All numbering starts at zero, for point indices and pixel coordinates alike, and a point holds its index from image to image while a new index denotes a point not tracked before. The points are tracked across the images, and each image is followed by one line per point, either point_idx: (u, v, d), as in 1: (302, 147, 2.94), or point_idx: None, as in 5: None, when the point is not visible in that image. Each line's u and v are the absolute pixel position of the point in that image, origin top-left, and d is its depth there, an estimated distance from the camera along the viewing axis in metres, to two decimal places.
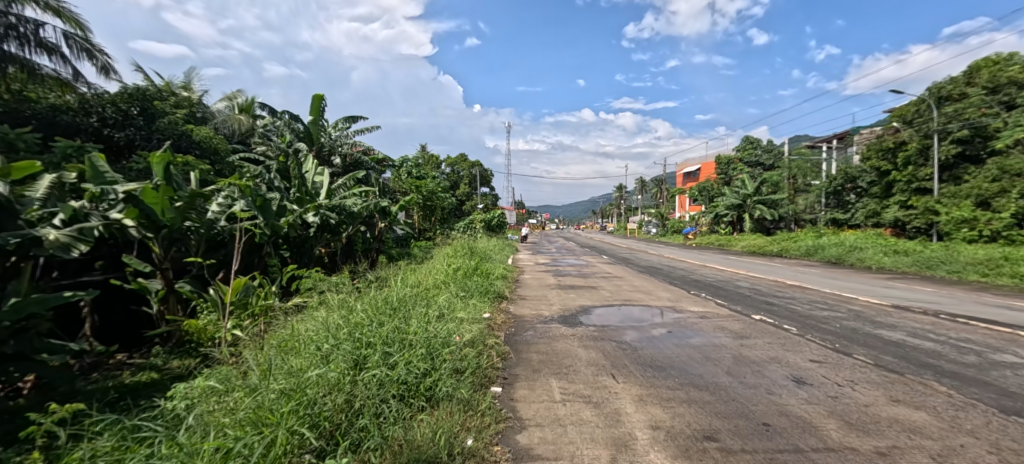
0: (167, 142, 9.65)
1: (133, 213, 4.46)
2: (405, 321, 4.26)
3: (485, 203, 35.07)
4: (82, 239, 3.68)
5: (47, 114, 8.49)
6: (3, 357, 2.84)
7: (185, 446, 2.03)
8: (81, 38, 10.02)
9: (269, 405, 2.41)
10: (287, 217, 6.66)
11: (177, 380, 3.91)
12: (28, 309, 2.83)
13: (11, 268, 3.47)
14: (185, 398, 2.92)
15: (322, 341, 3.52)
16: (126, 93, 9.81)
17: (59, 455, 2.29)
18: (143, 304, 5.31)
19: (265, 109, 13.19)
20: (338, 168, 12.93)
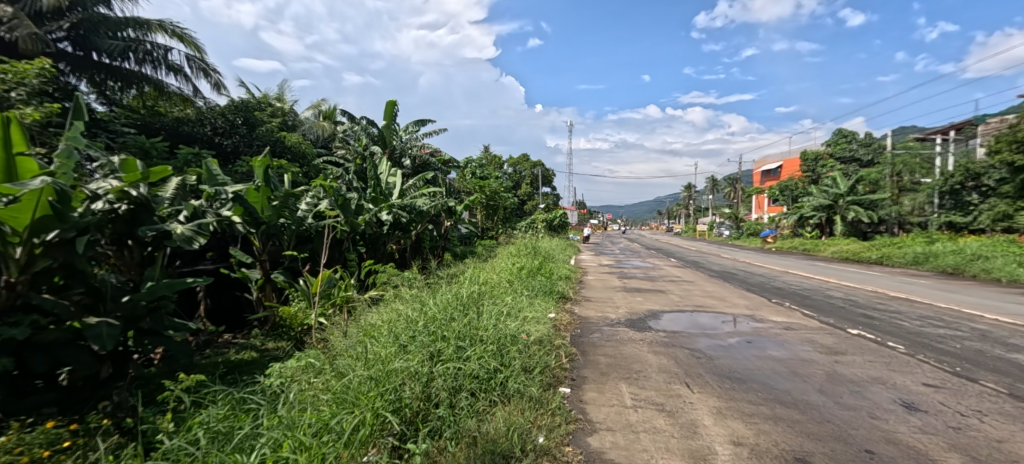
0: (265, 148, 10.74)
1: (239, 211, 5.04)
2: (476, 317, 4.39)
3: (547, 203, 34.91)
4: (200, 232, 4.17)
5: (173, 126, 9.97)
6: (142, 332, 3.34)
7: (286, 418, 2.29)
8: (200, 59, 11.43)
9: (357, 387, 2.64)
10: (364, 215, 7.14)
11: (273, 360, 4.35)
12: (162, 292, 3.31)
13: (147, 257, 4.09)
14: (283, 376, 3.24)
15: (401, 331, 3.74)
16: (233, 105, 10.85)
17: (187, 417, 2.66)
18: (246, 291, 5.95)
19: (345, 115, 14.10)
20: (408, 169, 13.54)
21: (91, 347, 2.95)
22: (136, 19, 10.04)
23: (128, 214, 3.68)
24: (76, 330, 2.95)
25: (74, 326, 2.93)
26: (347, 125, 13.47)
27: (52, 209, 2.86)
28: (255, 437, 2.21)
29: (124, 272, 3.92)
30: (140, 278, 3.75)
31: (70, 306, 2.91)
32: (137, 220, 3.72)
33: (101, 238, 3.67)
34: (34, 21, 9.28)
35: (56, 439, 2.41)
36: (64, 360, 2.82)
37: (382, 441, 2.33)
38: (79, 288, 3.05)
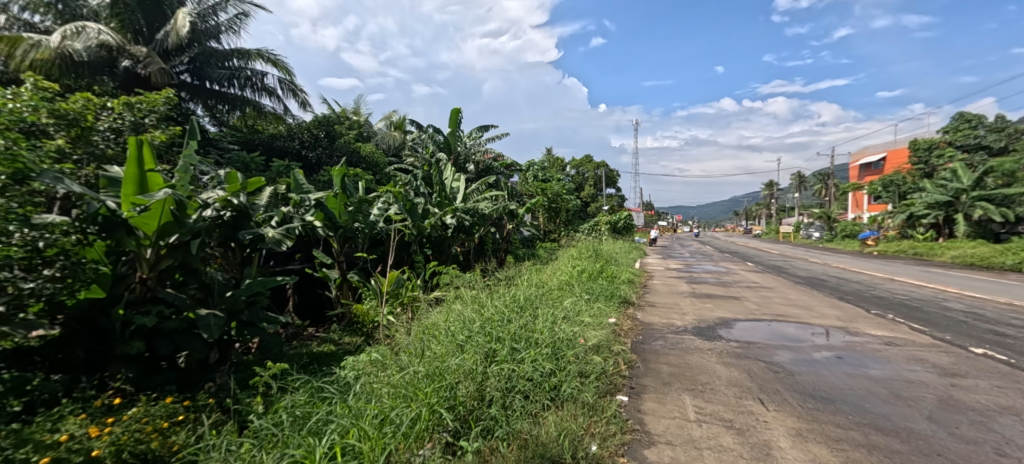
0: (342, 158, 11.52)
1: (320, 216, 5.42)
2: (532, 319, 4.33)
3: (612, 204, 34.03)
4: (287, 235, 4.59)
5: (268, 141, 11.09)
6: (242, 323, 4.01)
7: (354, 408, 2.50)
8: (289, 81, 12.55)
9: (415, 382, 2.76)
10: (430, 219, 7.37)
11: (347, 353, 4.63)
12: (256, 289, 3.97)
13: (243, 257, 4.59)
14: (353, 369, 3.42)
15: (459, 331, 3.79)
16: (316, 120, 11.70)
17: (272, 401, 2.96)
18: (326, 289, 6.39)
19: (413, 124, 14.72)
20: (471, 174, 13.82)
21: (200, 335, 3.68)
22: (240, 49, 11.23)
23: (231, 220, 4.17)
24: (191, 320, 3.68)
25: (189, 317, 3.65)
26: (415, 133, 14.01)
27: (174, 217, 3.50)
28: (327, 424, 2.47)
29: (229, 270, 4.48)
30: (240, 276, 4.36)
31: (186, 300, 3.63)
32: (237, 225, 4.20)
33: (211, 240, 4.22)
34: (163, 57, 10.71)
35: (172, 413, 2.82)
36: (181, 344, 3.60)
37: (438, 437, 2.41)
38: (194, 283, 3.78)
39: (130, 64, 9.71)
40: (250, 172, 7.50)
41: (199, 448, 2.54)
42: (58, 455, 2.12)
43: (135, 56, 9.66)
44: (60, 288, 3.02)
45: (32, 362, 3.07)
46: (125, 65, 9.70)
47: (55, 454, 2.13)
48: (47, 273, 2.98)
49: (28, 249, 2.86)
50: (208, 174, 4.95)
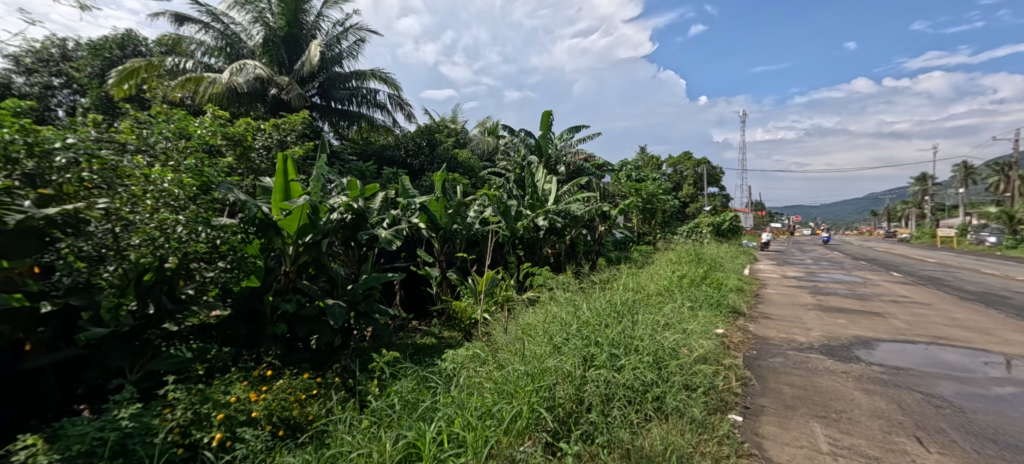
0: (442, 165, 12.25)
1: (424, 219, 5.81)
2: (631, 325, 4.15)
3: (715, 204, 31.48)
4: (396, 236, 5.01)
5: (379, 151, 12.28)
6: (360, 313, 4.46)
7: (458, 400, 2.67)
8: (397, 96, 13.70)
9: (516, 380, 2.83)
10: (523, 221, 7.50)
11: (447, 347, 4.90)
12: (371, 283, 4.42)
13: (360, 254, 5.15)
14: (455, 361, 3.61)
15: (556, 332, 3.78)
16: (420, 130, 12.56)
17: (387, 385, 3.27)
18: (427, 285, 6.87)
19: (506, 128, 15.11)
20: (562, 176, 13.78)
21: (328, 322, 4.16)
22: (357, 71, 12.56)
23: (352, 222, 4.68)
24: (321, 308, 4.20)
25: (320, 305, 4.16)
26: (508, 138, 14.33)
27: (310, 218, 4.03)
28: (434, 411, 2.66)
29: (349, 266, 5.09)
30: (358, 272, 4.88)
31: (318, 291, 4.15)
32: (355, 227, 4.71)
33: (336, 240, 4.79)
34: (299, 84, 12.35)
35: (308, 387, 3.23)
36: (314, 329, 4.10)
37: (538, 435, 2.45)
38: (323, 276, 4.31)
39: (277, 91, 11.33)
40: (365, 179, 8.33)
41: (327, 420, 2.88)
42: (229, 414, 2.62)
43: (281, 84, 11.15)
44: (229, 277, 3.83)
45: (211, 337, 3.77)
46: (273, 93, 11.37)
47: (227, 411, 2.64)
48: (222, 264, 3.81)
49: (209, 245, 3.67)
50: (334, 182, 5.66)
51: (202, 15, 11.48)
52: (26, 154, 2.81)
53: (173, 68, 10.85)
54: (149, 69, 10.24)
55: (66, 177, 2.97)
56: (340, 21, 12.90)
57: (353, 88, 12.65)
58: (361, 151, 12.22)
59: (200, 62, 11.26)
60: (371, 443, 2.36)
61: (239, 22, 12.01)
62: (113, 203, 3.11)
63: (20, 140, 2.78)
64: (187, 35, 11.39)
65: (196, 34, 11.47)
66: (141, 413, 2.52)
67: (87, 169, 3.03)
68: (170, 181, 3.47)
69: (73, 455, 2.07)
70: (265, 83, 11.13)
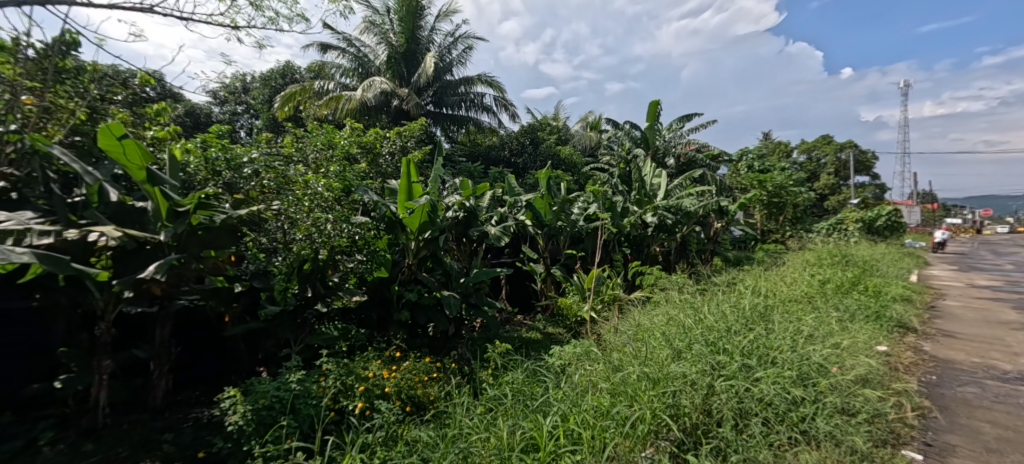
0: (545, 163, 12.33)
1: (530, 215, 5.92)
2: (765, 333, 3.70)
3: (862, 196, 26.80)
4: (504, 233, 5.16)
5: (487, 152, 12.81)
6: (470, 304, 4.79)
7: (571, 396, 2.68)
8: (503, 97, 14.15)
9: (636, 383, 2.72)
10: (630, 217, 7.19)
11: (554, 343, 4.92)
12: (482, 277, 4.68)
13: (470, 249, 5.45)
14: (563, 358, 3.61)
15: (675, 336, 3.56)
16: (524, 129, 12.82)
17: (500, 375, 3.40)
18: (532, 281, 6.99)
19: (611, 122, 14.66)
20: (672, 169, 12.94)
21: (443, 311, 4.49)
22: (466, 77, 13.31)
23: (464, 220, 4.97)
24: (438, 298, 4.55)
25: (437, 295, 4.52)
26: (611, 132, 13.90)
27: (429, 216, 4.33)
28: (548, 405, 2.69)
29: (461, 260, 5.40)
30: (469, 267, 5.15)
31: (435, 282, 4.53)
32: (467, 224, 4.99)
33: (450, 237, 5.14)
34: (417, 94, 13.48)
35: (430, 370, 3.43)
36: (432, 317, 4.47)
37: (661, 443, 2.29)
38: (439, 270, 4.68)
39: (399, 103, 12.51)
40: (473, 179, 8.77)
41: (446, 402, 3.02)
42: (368, 386, 2.96)
43: (401, 96, 12.31)
44: (368, 267, 4.09)
45: (350, 318, 4.35)
46: (396, 104, 12.50)
47: (366, 384, 2.98)
48: (360, 257, 4.07)
49: (349, 239, 3.94)
50: (447, 182, 6.02)
51: (341, 42, 13.04)
52: (224, 167, 3.82)
53: (320, 90, 12.45)
54: (302, 92, 12.05)
55: (251, 184, 3.87)
56: (451, 32, 13.74)
57: (462, 93, 13.45)
58: (470, 152, 12.85)
59: (339, 82, 12.83)
60: (489, 429, 2.47)
61: (368, 44, 13.46)
62: (284, 206, 3.65)
63: (221, 156, 3.80)
64: (330, 61, 12.99)
65: (336, 59, 13.06)
66: (305, 378, 2.98)
67: (263, 177, 3.87)
68: (321, 185, 3.88)
69: (260, 407, 2.60)
70: (388, 96, 12.28)
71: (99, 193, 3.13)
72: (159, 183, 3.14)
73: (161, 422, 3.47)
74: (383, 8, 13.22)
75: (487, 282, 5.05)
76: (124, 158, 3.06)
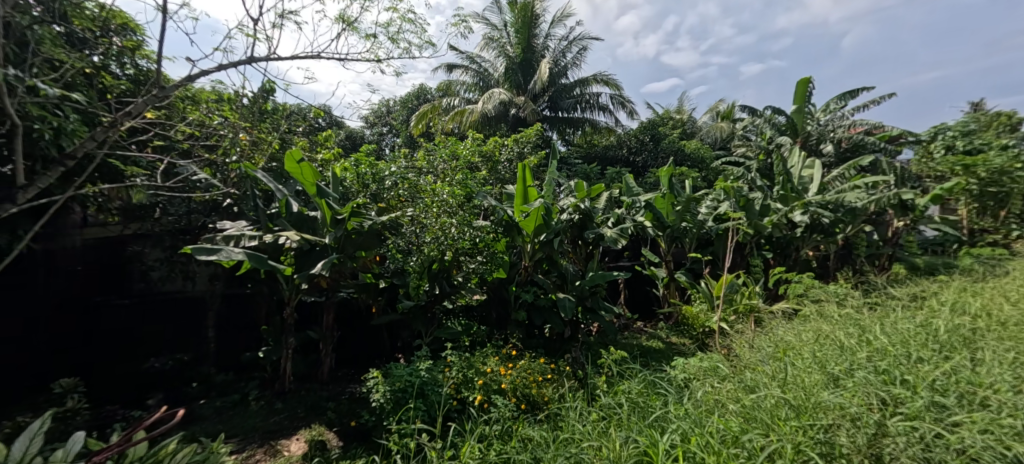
0: (668, 159, 11.51)
1: (650, 216, 5.62)
2: (969, 362, 2.85)
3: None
4: (622, 235, 4.98)
5: (602, 153, 12.46)
6: (586, 308, 4.76)
7: (694, 415, 2.48)
8: (619, 95, 13.73)
9: (776, 411, 2.40)
10: (770, 216, 6.30)
11: (678, 354, 4.56)
12: (598, 281, 4.60)
13: (587, 252, 5.39)
14: (687, 372, 3.33)
15: (831, 358, 3.03)
16: (643, 126, 12.22)
17: (614, 383, 3.29)
18: (653, 286, 6.65)
19: (747, 109, 13.09)
20: (830, 158, 10.95)
21: (559, 314, 4.55)
22: (581, 79, 13.31)
23: (579, 222, 4.95)
24: (553, 300, 4.62)
25: (553, 297, 4.61)
26: (746, 120, 12.33)
27: (544, 219, 4.41)
28: (666, 422, 2.53)
29: (577, 263, 5.39)
30: (585, 270, 5.10)
31: (550, 284, 4.64)
32: (583, 226, 4.97)
33: (565, 240, 5.18)
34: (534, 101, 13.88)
35: (544, 371, 3.48)
36: (547, 319, 4.57)
37: None
38: (555, 272, 4.75)
39: (516, 111, 13.02)
40: (591, 181, 8.68)
41: (559, 404, 3.03)
42: (486, 381, 3.13)
43: (518, 104, 12.82)
44: (488, 268, 4.33)
45: (473, 316, 4.66)
46: (513, 112, 13.02)
47: (485, 378, 3.15)
48: (480, 258, 4.32)
49: (472, 243, 4.21)
50: (563, 185, 6.06)
51: (464, 60, 14.07)
52: (371, 180, 4.48)
53: (448, 107, 13.62)
54: (433, 110, 13.33)
55: (390, 194, 4.44)
56: (566, 36, 13.81)
57: (578, 95, 13.50)
58: (586, 153, 12.71)
59: (463, 97, 13.80)
60: (602, 438, 2.41)
61: (488, 59, 14.26)
62: (417, 213, 4.07)
63: (368, 172, 4.45)
64: (456, 79, 14.06)
65: (461, 77, 14.09)
66: (432, 368, 3.28)
67: (399, 187, 4.38)
68: (447, 193, 4.23)
69: (395, 389, 2.94)
70: (506, 106, 12.83)
71: (287, 206, 3.90)
72: (325, 196, 3.78)
73: (326, 392, 4.15)
74: (501, 23, 13.90)
75: (603, 286, 4.95)
76: (302, 178, 3.79)
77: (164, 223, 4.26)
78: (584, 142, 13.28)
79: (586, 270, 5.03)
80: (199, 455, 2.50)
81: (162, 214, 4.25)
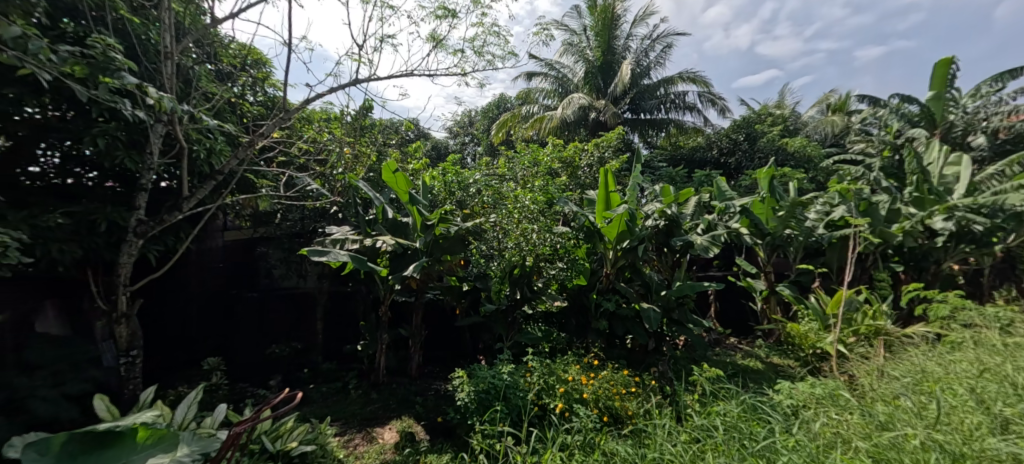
0: (767, 160, 10.46)
1: (746, 223, 5.19)
2: None
3: None
4: (714, 243, 4.65)
5: (690, 154, 11.76)
6: (672, 320, 4.54)
7: (808, 449, 2.25)
8: (709, 92, 12.91)
9: (917, 453, 2.08)
10: (899, 223, 5.44)
11: (780, 375, 4.13)
12: (686, 291, 4.35)
13: (675, 261, 5.12)
14: (793, 397, 3.02)
15: (990, 398, 2.54)
16: (736, 124, 11.27)
17: (705, 402, 3.09)
18: (750, 300, 6.13)
19: (867, 100, 11.47)
20: (982, 152, 9.13)
21: (643, 325, 4.41)
22: (665, 78, 12.78)
23: (665, 228, 4.73)
24: (637, 311, 4.47)
25: (636, 308, 4.47)
26: (865, 111, 10.72)
27: (627, 225, 4.29)
28: (772, 452, 2.33)
29: (663, 272, 5.15)
30: (671, 279, 4.87)
31: (633, 293, 4.50)
32: (669, 233, 4.74)
33: (650, 246, 4.97)
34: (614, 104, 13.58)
35: (628, 383, 3.38)
36: (630, 329, 4.45)
37: None
38: (638, 281, 4.60)
39: (596, 115, 12.81)
40: (677, 184, 8.25)
41: (645, 420, 2.92)
42: (567, 389, 3.12)
43: (598, 107, 12.60)
44: (569, 274, 4.32)
45: (552, 322, 4.63)
46: (593, 116, 12.84)
47: (566, 387, 3.15)
48: (561, 264, 4.32)
49: (552, 249, 4.21)
50: (647, 189, 5.83)
51: (543, 67, 14.19)
52: (454, 188, 4.72)
53: (528, 114, 13.80)
54: (513, 118, 13.58)
55: (474, 200, 4.65)
56: (649, 34, 13.31)
57: (662, 95, 12.98)
58: (671, 155, 12.07)
59: (542, 104, 13.88)
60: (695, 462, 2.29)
61: (567, 64, 14.22)
62: (499, 219, 4.20)
63: (454, 180, 4.73)
64: (535, 86, 14.20)
65: (540, 84, 14.19)
66: (514, 372, 3.35)
67: (483, 194, 4.57)
68: (529, 199, 4.31)
69: (479, 390, 3.06)
70: (586, 110, 12.67)
71: (383, 212, 4.27)
72: (417, 204, 4.06)
73: (415, 387, 4.42)
74: (581, 28, 13.80)
75: (692, 297, 4.68)
76: (397, 187, 4.09)
77: (284, 227, 4.84)
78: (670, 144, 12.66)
79: (672, 279, 4.80)
80: (310, 434, 2.83)
81: (283, 218, 4.83)
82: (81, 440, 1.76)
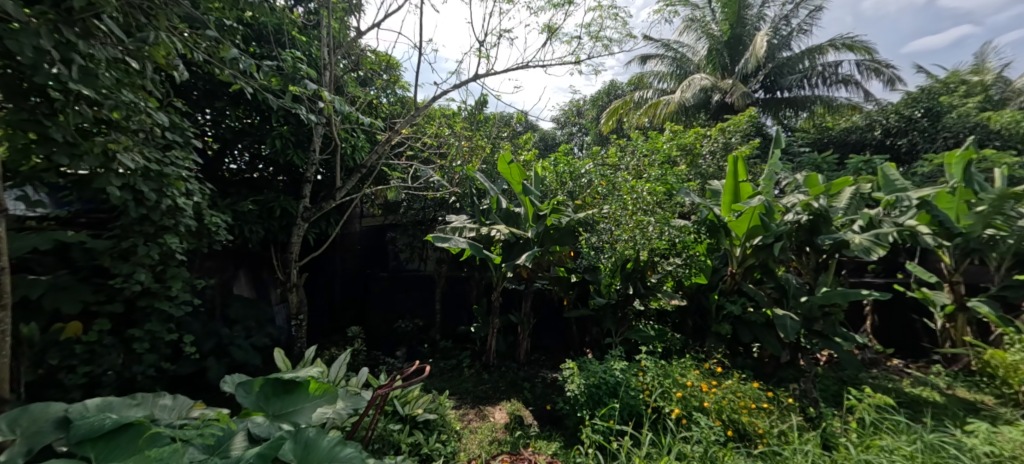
0: (954, 140, 8.32)
1: (924, 219, 4.22)
2: None
3: None
4: (880, 243, 3.83)
5: (841, 137, 10.03)
6: (814, 331, 3.92)
7: None
8: (870, 60, 10.82)
9: None
10: None
11: (968, 412, 3.30)
12: (836, 299, 3.70)
13: (823, 263, 4.38)
14: (995, 444, 2.39)
15: None
16: (910, 98, 9.19)
17: (864, 433, 2.61)
18: (927, 316, 4.97)
19: None
20: None
21: (778, 334, 3.90)
22: (810, 48, 11.08)
23: (810, 223, 4.09)
24: (769, 317, 3.96)
25: (767, 314, 3.97)
26: None
27: (762, 220, 3.77)
28: None
29: (804, 274, 4.47)
30: (815, 283, 4.20)
31: (765, 298, 3.98)
32: (815, 228, 4.07)
33: (788, 245, 4.35)
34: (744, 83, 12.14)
35: (759, 397, 3.00)
36: (760, 337, 3.97)
37: None
38: (771, 283, 4.06)
39: (721, 96, 11.56)
40: (823, 173, 7.07)
41: (782, 443, 2.58)
42: (685, 395, 2.88)
43: (724, 88, 11.35)
44: (690, 272, 3.94)
45: (667, 321, 4.37)
46: (717, 98, 11.62)
47: (684, 392, 2.91)
48: (679, 260, 3.99)
49: (670, 243, 3.90)
50: (786, 179, 5.10)
51: (660, 49, 13.23)
52: (566, 179, 4.74)
53: (641, 100, 13.01)
54: (624, 105, 12.91)
55: (587, 191, 4.59)
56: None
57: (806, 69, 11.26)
58: (816, 138, 10.38)
59: (657, 88, 12.95)
60: None
61: (688, 43, 13.05)
62: (612, 210, 4.04)
63: (566, 171, 4.72)
64: (650, 70, 13.31)
65: (656, 67, 13.25)
66: (626, 369, 3.20)
67: (596, 185, 4.49)
68: (647, 190, 4.06)
69: (590, 384, 3.00)
70: (709, 92, 11.49)
71: (497, 203, 4.41)
72: (530, 194, 4.10)
73: (523, 373, 4.52)
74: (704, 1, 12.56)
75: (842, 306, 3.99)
76: (511, 178, 4.17)
77: (409, 215, 5.30)
78: (815, 125, 10.88)
79: (817, 284, 4.15)
80: (432, 404, 3.08)
81: (409, 208, 5.29)
82: (272, 384, 2.18)
